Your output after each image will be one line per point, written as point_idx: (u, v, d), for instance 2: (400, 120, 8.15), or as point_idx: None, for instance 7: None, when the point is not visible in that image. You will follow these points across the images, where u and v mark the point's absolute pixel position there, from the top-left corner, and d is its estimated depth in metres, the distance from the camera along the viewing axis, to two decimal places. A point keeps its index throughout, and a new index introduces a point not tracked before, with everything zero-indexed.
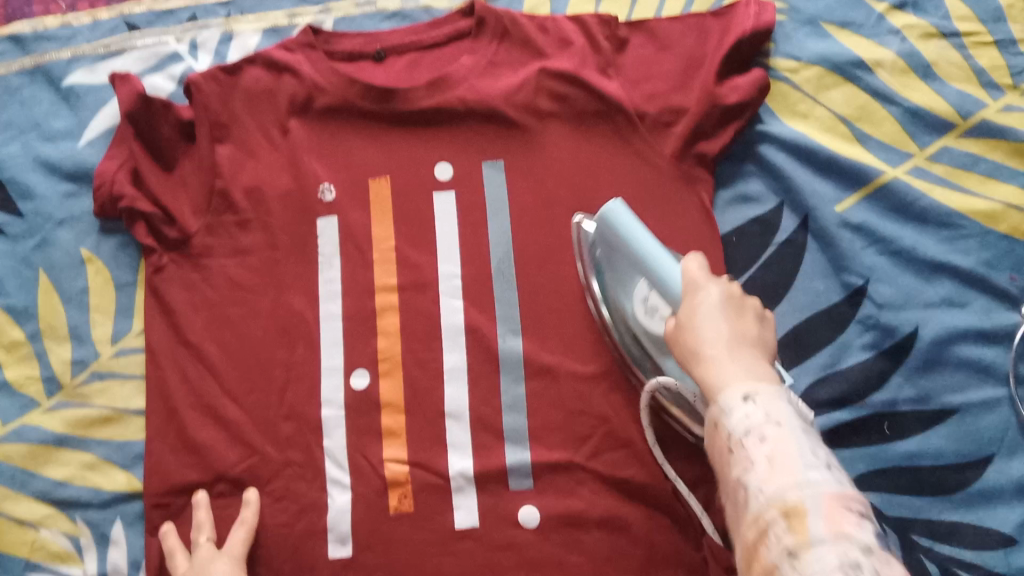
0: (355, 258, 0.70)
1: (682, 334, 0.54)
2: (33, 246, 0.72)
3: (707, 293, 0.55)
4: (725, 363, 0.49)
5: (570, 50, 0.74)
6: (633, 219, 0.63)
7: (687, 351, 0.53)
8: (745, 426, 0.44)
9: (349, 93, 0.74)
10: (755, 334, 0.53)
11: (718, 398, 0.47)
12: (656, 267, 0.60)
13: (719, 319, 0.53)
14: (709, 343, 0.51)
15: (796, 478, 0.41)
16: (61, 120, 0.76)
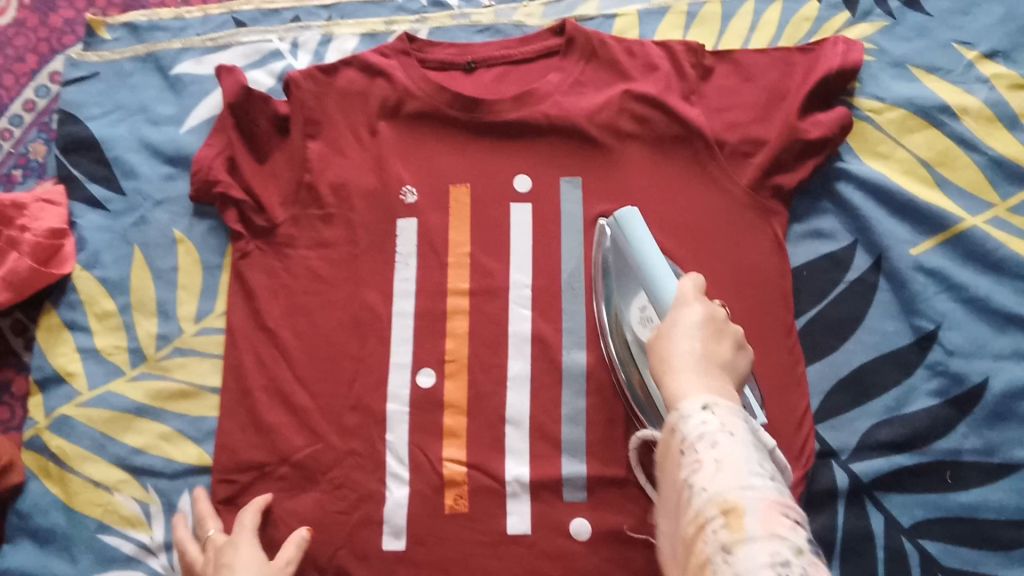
0: (431, 260, 0.73)
1: (658, 347, 0.53)
2: (131, 223, 0.77)
3: (691, 312, 0.55)
4: (688, 374, 0.49)
5: (655, 74, 0.75)
6: (642, 229, 0.66)
7: (657, 363, 0.52)
8: (700, 432, 0.45)
9: (438, 100, 0.76)
10: (727, 354, 0.52)
11: (678, 404, 0.47)
12: (655, 277, 0.62)
13: (692, 336, 0.52)
14: (679, 357, 0.51)
15: (741, 480, 0.41)
16: (166, 106, 0.81)
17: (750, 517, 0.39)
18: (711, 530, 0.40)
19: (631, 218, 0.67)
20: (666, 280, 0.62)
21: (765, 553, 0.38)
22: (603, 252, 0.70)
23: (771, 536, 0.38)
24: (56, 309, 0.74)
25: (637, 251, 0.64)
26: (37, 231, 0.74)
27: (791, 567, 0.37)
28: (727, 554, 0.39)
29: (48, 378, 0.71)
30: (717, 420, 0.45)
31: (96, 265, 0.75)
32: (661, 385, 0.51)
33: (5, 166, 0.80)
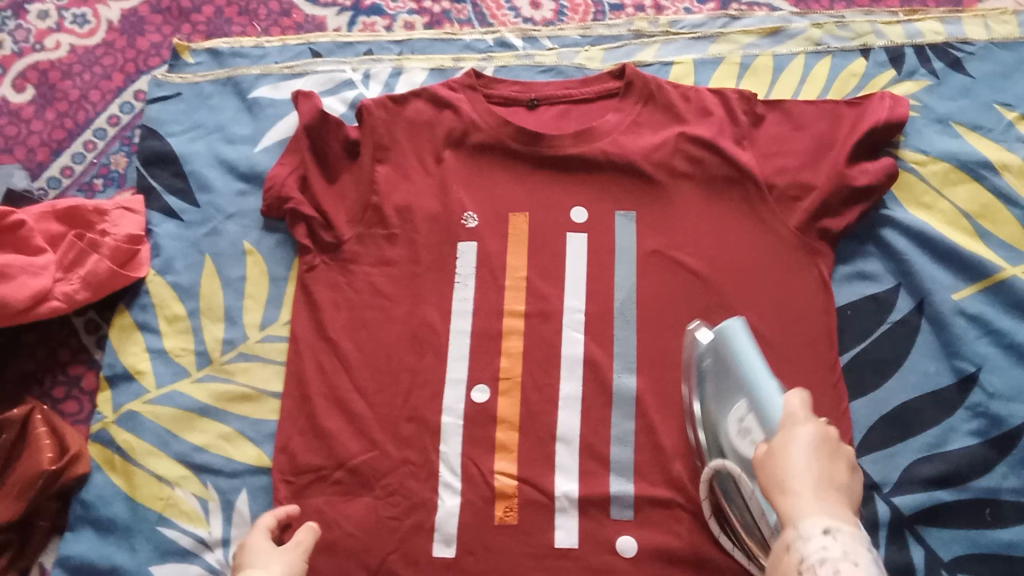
0: (489, 282, 0.76)
1: (771, 459, 0.56)
2: (203, 233, 0.81)
3: (802, 431, 0.57)
4: (808, 497, 0.52)
5: (709, 119, 0.79)
6: (748, 341, 0.68)
7: (771, 480, 0.55)
8: (819, 556, 0.48)
9: (501, 132, 0.80)
10: (844, 476, 0.54)
11: (797, 524, 0.51)
12: (760, 392, 0.65)
13: (808, 456, 0.55)
14: (796, 478, 0.53)
15: None
16: (243, 127, 0.85)
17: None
18: None
19: (735, 330, 0.69)
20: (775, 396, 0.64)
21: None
22: (699, 354, 0.71)
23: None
24: (129, 310, 0.77)
25: (741, 359, 0.67)
26: (117, 237, 0.78)
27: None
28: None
29: (118, 375, 0.75)
30: (841, 549, 0.48)
31: (169, 271, 0.79)
32: (776, 503, 0.54)
33: (87, 175, 0.85)
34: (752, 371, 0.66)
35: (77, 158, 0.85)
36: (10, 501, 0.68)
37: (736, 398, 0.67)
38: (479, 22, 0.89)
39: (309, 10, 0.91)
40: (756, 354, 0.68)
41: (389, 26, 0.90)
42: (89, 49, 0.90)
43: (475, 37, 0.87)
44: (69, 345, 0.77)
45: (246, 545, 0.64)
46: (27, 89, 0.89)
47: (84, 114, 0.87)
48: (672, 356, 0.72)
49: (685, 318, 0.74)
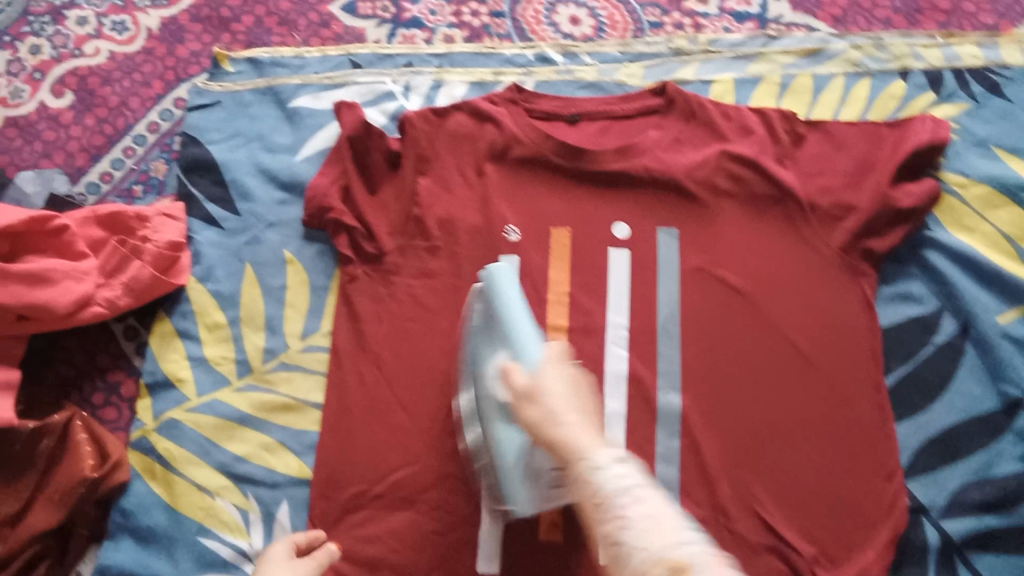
0: (532, 296, 0.77)
1: (538, 391, 0.56)
2: (244, 242, 0.80)
3: (560, 372, 0.58)
4: (585, 433, 0.53)
5: (750, 138, 0.80)
6: (513, 289, 0.67)
7: (539, 412, 0.55)
8: (621, 486, 0.49)
9: (543, 147, 0.81)
10: (590, 409, 0.57)
11: (588, 454, 0.51)
12: (520, 342, 0.63)
13: (567, 394, 0.56)
14: (569, 413, 0.54)
15: (670, 538, 0.46)
16: (283, 136, 0.85)
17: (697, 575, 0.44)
18: None
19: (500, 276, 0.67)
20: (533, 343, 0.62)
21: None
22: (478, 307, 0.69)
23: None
24: (169, 317, 0.77)
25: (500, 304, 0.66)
26: (158, 243, 0.77)
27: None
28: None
29: (158, 382, 0.74)
30: (636, 476, 0.50)
31: (210, 278, 0.79)
32: (546, 434, 0.54)
33: (126, 182, 0.85)
34: (509, 319, 0.64)
35: (116, 164, 0.85)
36: (50, 509, 0.67)
37: (495, 343, 0.65)
38: (519, 37, 0.89)
39: (349, 21, 0.91)
40: (520, 298, 0.67)
41: (428, 38, 0.90)
42: (128, 55, 0.90)
43: (515, 52, 0.88)
44: (108, 351, 0.76)
45: (265, 555, 0.64)
46: (66, 94, 0.89)
47: (123, 120, 0.87)
48: (715, 376, 0.73)
49: (729, 335, 0.75)
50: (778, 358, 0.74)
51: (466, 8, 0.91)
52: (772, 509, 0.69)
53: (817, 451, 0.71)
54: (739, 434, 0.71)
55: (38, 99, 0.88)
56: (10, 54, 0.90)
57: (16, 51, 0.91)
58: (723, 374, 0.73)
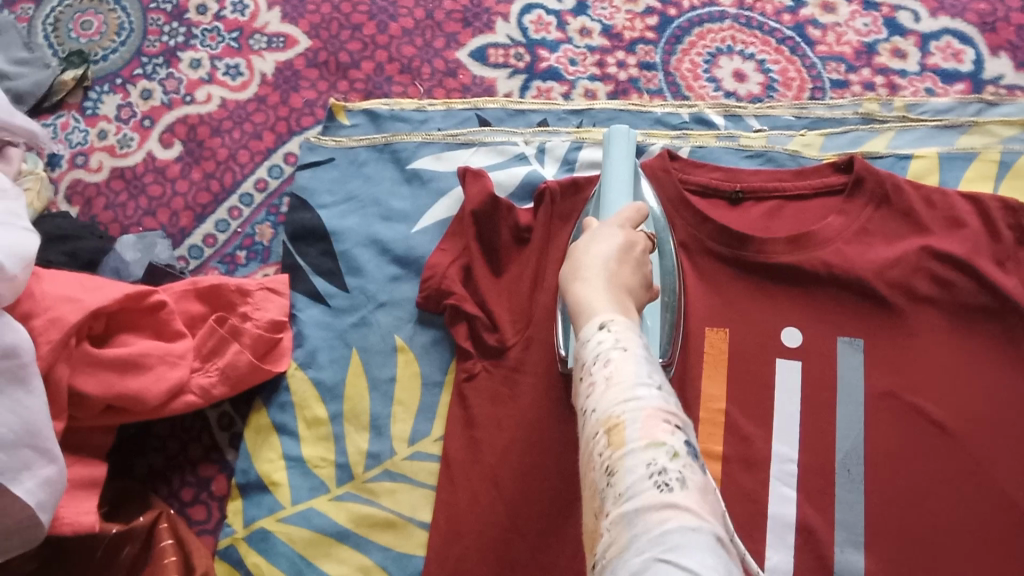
0: (680, 411, 0.64)
1: (577, 255, 0.50)
2: (352, 323, 0.72)
3: (611, 237, 0.51)
4: (591, 291, 0.46)
5: (961, 232, 0.65)
6: None
7: (567, 277, 0.49)
8: (595, 353, 0.42)
9: (700, 230, 0.68)
10: (635, 284, 0.49)
11: (581, 326, 0.44)
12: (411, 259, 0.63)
13: (608, 253, 0.50)
14: (591, 270, 0.48)
15: (622, 395, 0.39)
16: (401, 201, 0.76)
17: (630, 429, 0.38)
18: (597, 449, 0.39)
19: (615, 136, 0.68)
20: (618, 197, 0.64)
21: (643, 464, 0.36)
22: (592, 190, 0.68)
23: (651, 445, 0.37)
24: (267, 409, 0.70)
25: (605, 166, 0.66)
26: (258, 322, 0.70)
27: (668, 475, 0.36)
28: (612, 475, 0.37)
29: (251, 484, 0.67)
30: (613, 338, 0.42)
31: (313, 364, 0.71)
32: (567, 294, 0.48)
33: (230, 246, 0.78)
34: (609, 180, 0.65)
35: (221, 225, 0.79)
36: None
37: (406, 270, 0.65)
38: (673, 94, 0.78)
39: (478, 70, 0.82)
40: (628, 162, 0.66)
41: (566, 93, 0.80)
42: (240, 103, 0.84)
43: (667, 111, 0.77)
44: (201, 442, 0.70)
45: None
46: (174, 144, 0.83)
47: (231, 176, 0.81)
48: (911, 534, 0.58)
49: (929, 481, 0.59)
50: (993, 516, 0.58)
51: (611, 58, 0.80)
52: None
53: None
54: None
55: (146, 149, 0.83)
56: (121, 98, 0.85)
57: (128, 95, 0.85)
58: (921, 532, 0.58)
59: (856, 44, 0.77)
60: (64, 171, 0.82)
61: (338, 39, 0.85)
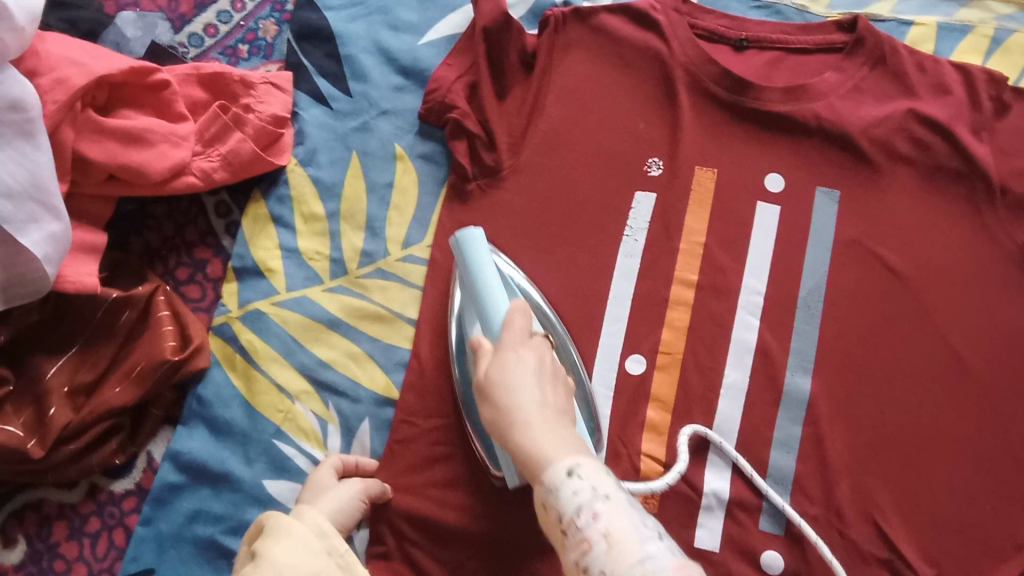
0: (662, 241, 0.68)
1: (493, 388, 0.50)
2: (353, 127, 0.73)
3: (521, 361, 0.51)
4: (538, 431, 0.48)
5: (946, 99, 0.68)
6: (483, 251, 0.58)
7: (493, 415, 0.50)
8: (576, 505, 0.44)
9: (704, 72, 0.70)
10: (563, 403, 0.51)
11: (543, 475, 0.46)
12: (489, 306, 0.56)
13: (529, 380, 0.50)
14: (526, 412, 0.49)
15: (630, 553, 0.42)
16: (409, 13, 0.76)
17: None
18: None
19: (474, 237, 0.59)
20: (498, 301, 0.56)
21: None
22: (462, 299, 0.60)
23: None
24: (265, 200, 0.71)
25: (473, 271, 0.58)
26: (261, 115, 0.71)
27: None
28: None
29: (247, 269, 0.69)
30: (592, 488, 0.44)
31: (312, 163, 0.72)
32: (508, 443, 0.49)
33: (232, 39, 0.77)
34: (479, 285, 0.57)
35: (222, 17, 0.77)
36: (127, 386, 0.63)
37: (472, 316, 0.59)
38: None
39: None
40: (490, 258, 0.58)
41: None
42: None
43: None
44: (198, 225, 0.71)
45: (309, 481, 0.60)
46: None
47: None
48: (855, 365, 0.64)
49: (879, 321, 0.65)
50: (929, 356, 0.64)
51: None
52: (893, 520, 0.61)
53: (952, 464, 0.62)
54: (872, 432, 0.63)
55: None
56: None
57: None
58: (864, 363, 0.64)
59: None
60: None
61: None
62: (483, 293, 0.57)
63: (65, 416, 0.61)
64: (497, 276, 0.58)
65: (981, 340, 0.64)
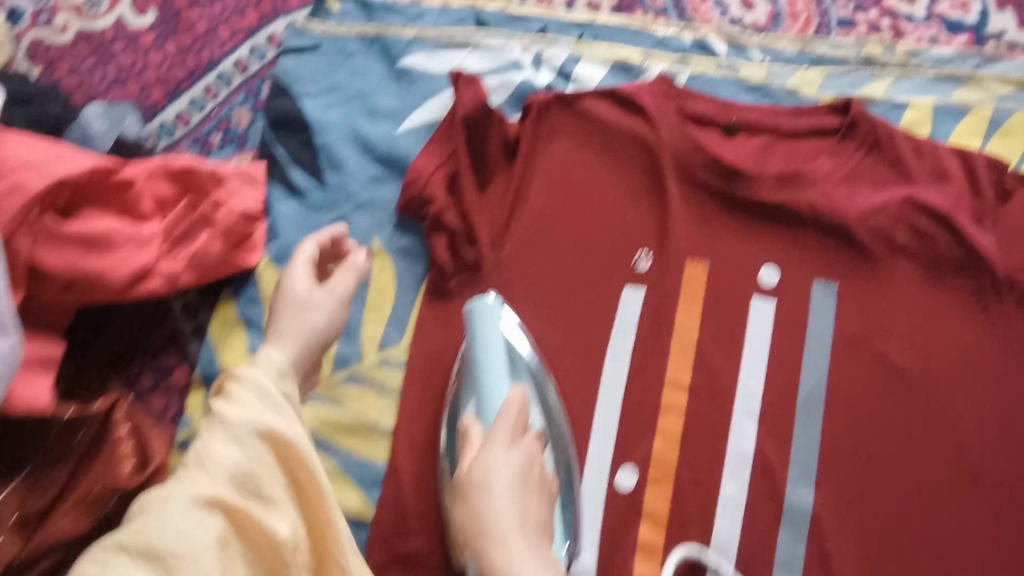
0: (652, 340, 0.65)
1: (474, 490, 0.48)
2: (329, 221, 0.70)
3: (508, 462, 0.50)
4: (514, 548, 0.46)
5: (946, 186, 0.65)
6: (495, 322, 0.61)
7: (470, 520, 0.48)
8: None
9: (692, 160, 0.67)
10: (539, 514, 0.49)
11: None
12: (490, 385, 0.59)
13: (513, 485, 0.49)
14: (505, 523, 0.47)
15: None
16: (388, 99, 0.74)
17: None
18: None
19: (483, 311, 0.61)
20: (498, 386, 0.59)
21: None
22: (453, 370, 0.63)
23: None
24: (234, 302, 0.69)
25: (482, 346, 0.60)
26: (231, 211, 0.68)
27: None
28: None
29: (215, 375, 0.67)
30: None
31: (286, 261, 0.70)
32: (480, 556, 0.46)
33: (205, 128, 0.74)
34: (486, 362, 0.60)
35: (195, 105, 0.75)
36: (77, 513, 0.58)
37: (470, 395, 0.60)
38: (678, 15, 0.75)
39: None
40: (500, 335, 0.61)
41: (569, 1, 0.76)
42: None
43: (671, 33, 0.74)
44: (166, 327, 0.69)
45: None
46: (149, 11, 0.77)
47: (208, 54, 0.76)
48: (861, 477, 0.60)
49: (884, 428, 0.61)
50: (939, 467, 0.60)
51: None
52: None
53: None
54: (880, 552, 0.59)
55: (117, 13, 0.77)
56: None
57: None
58: (870, 475, 0.60)
59: None
60: (25, 29, 0.76)
61: None
62: (487, 372, 0.60)
63: (8, 550, 0.56)
64: (503, 357, 0.61)
65: (993, 446, 0.60)
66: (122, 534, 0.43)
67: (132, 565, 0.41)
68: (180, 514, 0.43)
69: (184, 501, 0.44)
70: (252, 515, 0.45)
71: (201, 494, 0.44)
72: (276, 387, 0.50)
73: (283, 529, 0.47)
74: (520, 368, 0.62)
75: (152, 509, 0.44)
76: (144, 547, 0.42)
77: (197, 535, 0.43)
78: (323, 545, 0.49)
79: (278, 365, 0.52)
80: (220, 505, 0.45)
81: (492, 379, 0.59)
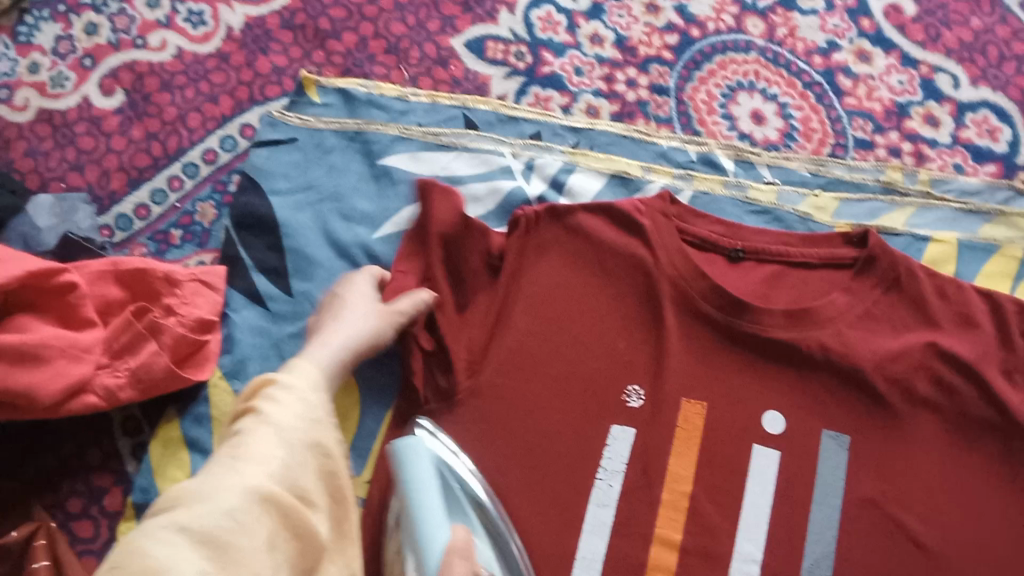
0: (641, 490, 0.58)
1: None
2: (291, 333, 0.64)
3: None
4: None
5: (972, 333, 0.60)
6: (425, 463, 0.54)
7: None
8: None
9: (694, 287, 0.61)
10: None
11: None
12: (422, 529, 0.50)
13: None
14: None
15: None
16: (366, 200, 0.68)
17: None
18: None
19: (415, 452, 0.54)
20: (433, 527, 0.50)
21: None
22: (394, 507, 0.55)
23: None
24: (180, 420, 0.62)
25: (411, 492, 0.52)
26: (184, 320, 0.61)
27: None
28: None
29: (149, 505, 0.59)
30: None
31: (240, 377, 0.63)
32: None
33: (164, 223, 0.68)
34: (420, 504, 0.52)
35: (157, 196, 0.69)
36: None
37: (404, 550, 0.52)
38: (682, 125, 0.71)
39: (472, 64, 0.73)
40: (432, 477, 0.53)
41: (566, 105, 0.71)
42: (198, 58, 0.73)
43: (674, 145, 0.69)
44: (100, 446, 0.62)
45: None
46: (116, 93, 0.72)
47: (176, 141, 0.71)
48: None
49: None
50: None
51: (621, 74, 0.72)
52: None
53: None
54: None
55: (83, 92, 0.72)
56: (62, 29, 0.74)
57: (69, 26, 0.74)
58: None
59: (887, 103, 0.70)
60: None
61: (320, 2, 0.75)
62: (420, 517, 0.51)
63: None
64: (438, 497, 0.52)
65: None
66: (178, 516, 0.41)
67: (189, 547, 0.39)
68: (237, 504, 0.42)
69: (239, 493, 0.43)
70: (298, 516, 0.44)
71: (250, 486, 0.43)
72: (317, 396, 0.50)
73: (323, 531, 0.46)
74: (468, 506, 0.56)
75: (197, 500, 0.42)
76: (206, 532, 0.40)
77: (253, 529, 0.42)
78: (349, 557, 0.48)
79: (316, 380, 0.51)
80: (269, 498, 0.44)
81: (425, 522, 0.51)
